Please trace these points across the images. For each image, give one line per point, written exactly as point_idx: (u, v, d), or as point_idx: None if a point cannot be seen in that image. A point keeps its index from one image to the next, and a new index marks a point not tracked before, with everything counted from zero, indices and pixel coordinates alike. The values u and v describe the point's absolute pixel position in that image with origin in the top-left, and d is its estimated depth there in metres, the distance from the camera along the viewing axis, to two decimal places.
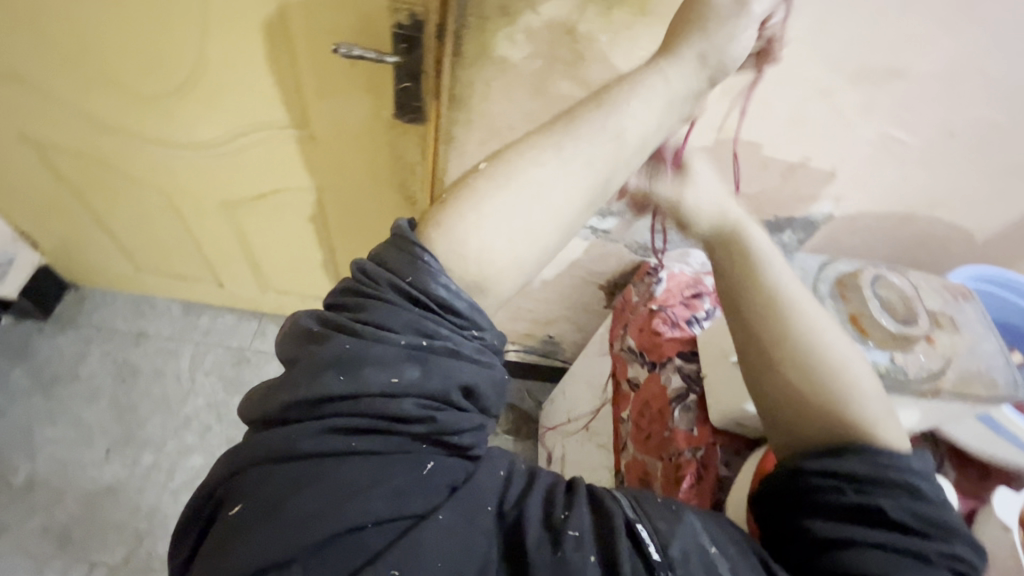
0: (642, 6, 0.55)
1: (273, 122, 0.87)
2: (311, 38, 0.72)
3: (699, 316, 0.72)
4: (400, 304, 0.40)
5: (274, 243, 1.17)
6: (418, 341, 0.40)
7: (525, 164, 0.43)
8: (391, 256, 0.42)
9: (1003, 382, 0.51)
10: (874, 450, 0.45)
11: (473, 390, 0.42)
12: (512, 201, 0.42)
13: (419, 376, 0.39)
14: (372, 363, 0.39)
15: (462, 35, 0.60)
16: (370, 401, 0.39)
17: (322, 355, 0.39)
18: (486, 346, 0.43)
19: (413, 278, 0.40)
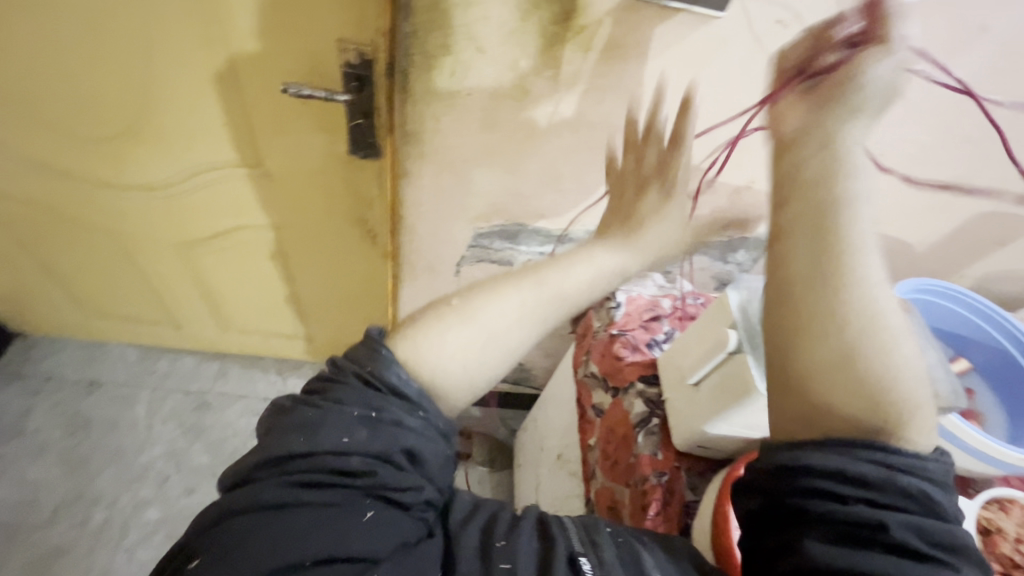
0: (581, 42, 0.57)
1: (225, 162, 0.86)
2: (260, 78, 0.72)
3: (659, 339, 0.73)
4: (358, 385, 0.44)
5: (233, 282, 1.14)
6: (368, 412, 0.43)
7: (486, 303, 0.51)
8: (357, 352, 0.47)
9: (946, 392, 0.53)
10: (883, 450, 0.41)
11: (420, 455, 0.43)
12: (465, 331, 0.49)
13: (366, 436, 0.42)
14: (327, 427, 0.42)
15: (408, 74, 0.60)
16: (322, 457, 0.41)
17: (286, 423, 0.43)
18: (434, 425, 0.45)
19: (372, 367, 0.45)
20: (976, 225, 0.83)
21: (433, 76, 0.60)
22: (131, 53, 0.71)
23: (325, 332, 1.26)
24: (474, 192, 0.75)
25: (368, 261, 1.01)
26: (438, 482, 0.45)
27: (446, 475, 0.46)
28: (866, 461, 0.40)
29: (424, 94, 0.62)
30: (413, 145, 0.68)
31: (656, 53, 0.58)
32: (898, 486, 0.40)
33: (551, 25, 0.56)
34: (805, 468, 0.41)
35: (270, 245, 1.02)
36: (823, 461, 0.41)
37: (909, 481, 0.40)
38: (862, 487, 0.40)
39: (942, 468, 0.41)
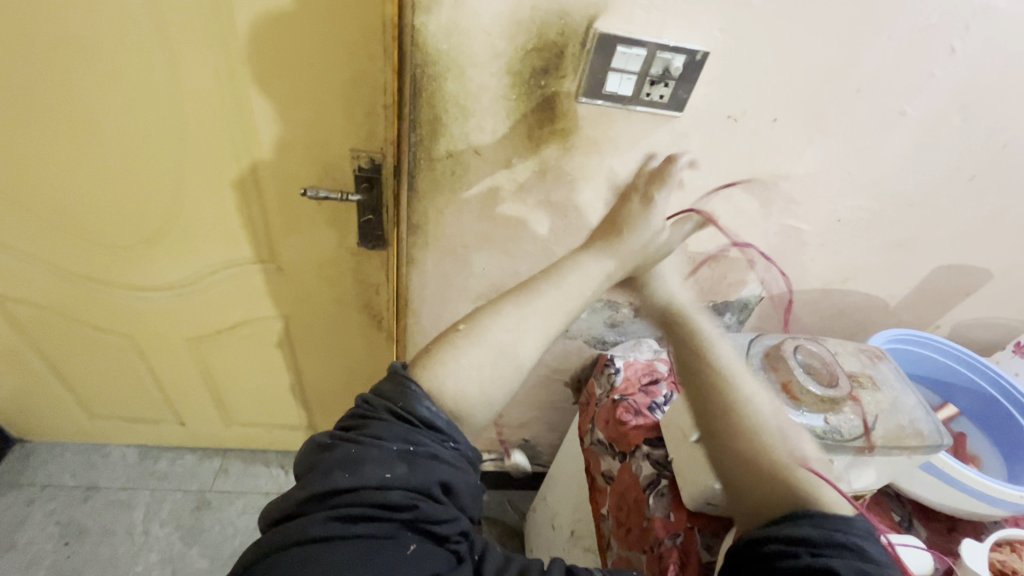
0: (564, 142, 0.67)
1: (242, 259, 0.92)
2: (280, 185, 0.80)
3: (660, 402, 0.75)
4: (394, 422, 0.49)
5: (239, 374, 1.16)
6: (406, 447, 0.47)
7: (491, 324, 0.54)
8: (387, 388, 0.51)
9: (929, 431, 0.56)
10: (819, 515, 0.44)
11: (452, 486, 0.48)
12: (479, 353, 0.53)
13: (406, 471, 0.46)
14: (371, 462, 0.45)
15: (415, 174, 0.68)
16: (367, 493, 0.44)
17: (331, 460, 0.47)
18: (461, 455, 0.50)
19: (403, 403, 0.49)
20: (937, 278, 0.90)
21: (436, 175, 0.69)
22: (165, 168, 0.80)
23: (328, 420, 1.27)
24: (475, 274, 0.82)
25: (374, 346, 1.06)
26: (467, 511, 0.50)
27: (474, 503, 0.51)
28: (808, 526, 0.43)
29: (428, 191, 0.70)
30: (418, 235, 0.76)
31: (629, 147, 0.68)
32: (843, 542, 0.42)
33: (537, 130, 0.65)
34: (763, 537, 0.44)
35: (279, 336, 1.07)
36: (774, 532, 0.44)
37: (849, 536, 0.43)
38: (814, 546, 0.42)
39: (865, 528, 0.44)
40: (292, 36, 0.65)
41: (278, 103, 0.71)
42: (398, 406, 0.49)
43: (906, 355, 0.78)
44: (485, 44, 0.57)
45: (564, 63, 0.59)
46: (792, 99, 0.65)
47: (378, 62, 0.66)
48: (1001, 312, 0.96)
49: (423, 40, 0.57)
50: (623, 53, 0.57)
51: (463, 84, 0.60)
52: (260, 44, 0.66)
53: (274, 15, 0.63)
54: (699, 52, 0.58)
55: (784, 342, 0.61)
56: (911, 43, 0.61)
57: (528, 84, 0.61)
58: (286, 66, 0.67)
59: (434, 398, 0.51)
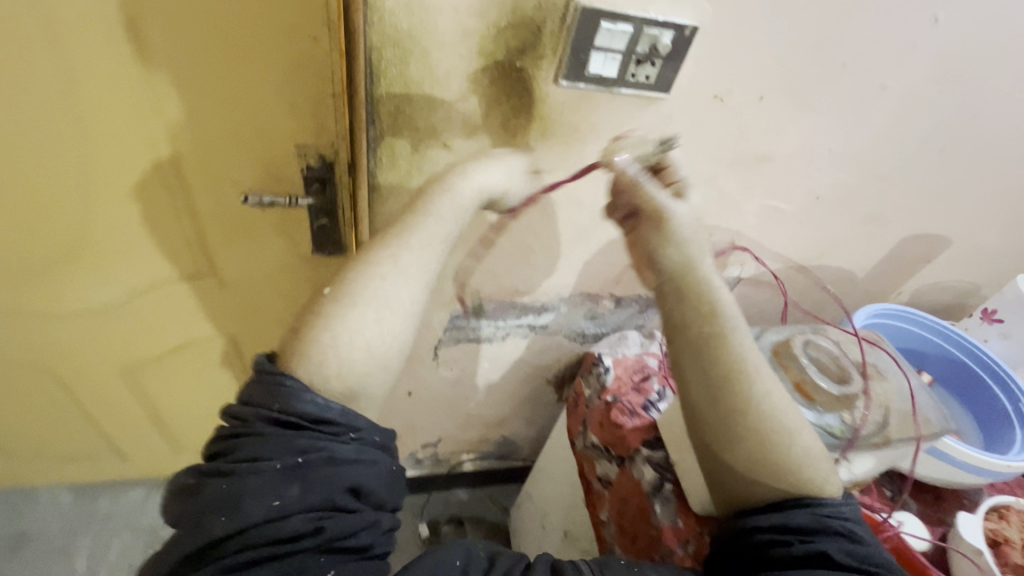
0: (542, 131, 0.60)
1: (177, 274, 0.80)
2: (214, 192, 0.69)
3: (654, 399, 0.72)
4: (273, 433, 0.45)
5: (184, 401, 1.04)
6: (293, 460, 0.45)
7: (366, 279, 0.51)
8: (254, 393, 0.47)
9: (934, 418, 0.57)
10: (814, 503, 0.50)
11: (359, 487, 0.47)
12: (363, 314, 0.49)
13: (298, 492, 0.44)
14: (258, 491, 0.43)
15: (377, 174, 0.60)
16: (257, 529, 0.43)
17: (209, 501, 0.44)
18: (365, 445, 0.48)
19: (279, 405, 0.46)
20: (902, 247, 0.92)
21: (401, 173, 0.61)
22: (68, 175, 0.66)
23: None
24: (448, 276, 0.76)
25: None
26: (384, 502, 0.49)
27: (390, 491, 0.50)
28: (802, 514, 0.49)
29: (393, 191, 0.62)
30: None
31: (613, 133, 0.62)
32: (832, 528, 0.49)
33: (512, 117, 0.58)
34: (756, 526, 0.50)
35: (227, 358, 0.95)
36: (769, 521, 0.49)
37: (838, 522, 0.49)
38: (805, 533, 0.48)
39: (851, 509, 0.51)
40: (216, 16, 0.54)
41: (205, 96, 0.60)
42: (273, 412, 0.46)
43: (888, 329, 0.79)
44: (451, 22, 0.49)
45: (542, 41, 0.52)
46: (779, 75, 0.61)
47: (324, 45, 0.57)
48: (956, 275, 1.00)
49: (379, 18, 0.48)
50: (608, 29, 0.51)
51: (428, 68, 0.52)
52: (175, 26, 0.54)
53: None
54: (689, 27, 0.53)
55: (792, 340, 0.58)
56: (899, 12, 0.58)
57: (502, 66, 0.53)
58: (211, 52, 0.56)
59: (316, 388, 0.47)
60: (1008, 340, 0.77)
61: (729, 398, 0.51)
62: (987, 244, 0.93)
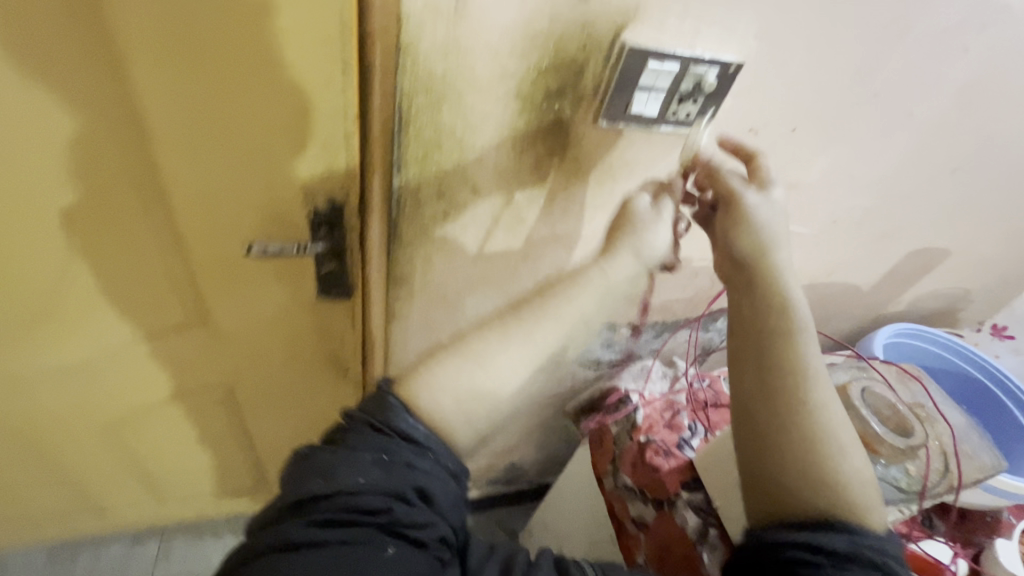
0: (575, 171, 0.57)
1: (165, 326, 0.73)
2: (209, 244, 0.62)
3: (687, 437, 0.71)
4: (370, 432, 0.44)
5: (171, 451, 0.96)
6: (382, 454, 0.43)
7: (480, 335, 0.49)
8: (364, 404, 0.47)
9: (988, 456, 0.59)
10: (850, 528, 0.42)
11: (432, 496, 0.43)
12: (465, 370, 0.47)
13: (382, 474, 0.42)
14: (346, 467, 0.41)
15: (400, 222, 0.55)
16: (340, 498, 0.40)
17: (304, 470, 0.42)
18: (445, 467, 0.45)
19: (382, 416, 0.45)
20: (906, 261, 0.93)
21: (424, 221, 0.56)
22: (41, 231, 0.59)
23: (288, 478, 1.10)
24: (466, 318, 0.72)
25: (342, 400, 0.89)
26: (451, 521, 0.45)
27: (458, 512, 0.46)
28: (838, 538, 0.41)
29: (414, 238, 0.58)
30: (401, 286, 0.64)
31: (646, 171, 0.59)
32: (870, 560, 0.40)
33: (546, 159, 0.54)
34: (783, 540, 0.42)
35: (220, 405, 0.88)
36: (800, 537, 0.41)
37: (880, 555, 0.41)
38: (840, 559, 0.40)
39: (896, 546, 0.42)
40: (214, 55, 0.46)
41: (200, 141, 0.52)
42: (375, 420, 0.45)
43: (908, 348, 0.80)
44: (490, 65, 0.45)
45: (583, 82, 0.49)
46: (814, 107, 0.59)
47: (338, 87, 0.50)
48: (952, 283, 1.02)
49: (412, 62, 0.43)
50: (654, 69, 0.48)
51: (461, 113, 0.48)
52: (168, 66, 0.47)
53: (186, 25, 0.45)
54: (734, 64, 0.50)
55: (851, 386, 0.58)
56: (932, 43, 0.57)
57: (539, 109, 0.49)
58: (207, 92, 0.49)
59: (417, 410, 0.45)
60: None
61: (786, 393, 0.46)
62: (984, 254, 0.96)
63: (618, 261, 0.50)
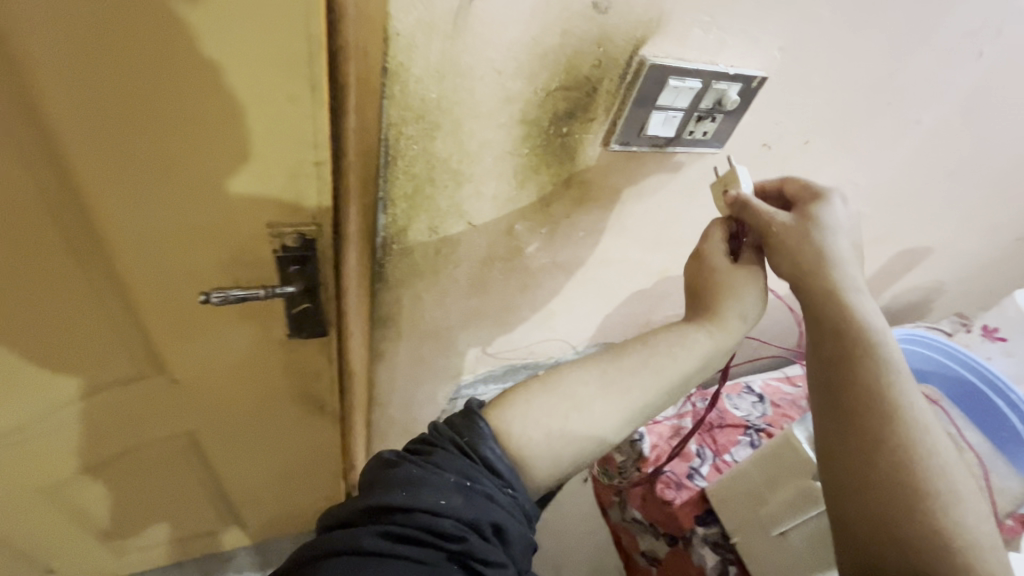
0: (580, 197, 0.51)
1: (111, 380, 0.63)
2: (158, 290, 0.53)
3: (696, 465, 0.68)
4: (455, 454, 0.42)
5: (128, 506, 0.86)
6: (464, 478, 0.40)
7: (569, 373, 0.47)
8: (453, 420, 0.45)
9: None
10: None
11: (507, 535, 0.40)
12: (551, 407, 0.45)
13: (460, 501, 0.39)
14: (427, 484, 0.39)
15: (387, 262, 0.49)
16: (417, 516, 0.38)
17: (389, 477, 0.41)
18: (522, 507, 0.42)
19: (468, 438, 0.42)
20: (895, 261, 0.92)
21: (414, 259, 0.50)
22: None
23: (262, 515, 1.02)
24: (457, 350, 0.66)
25: (321, 437, 0.82)
26: (520, 565, 0.41)
27: (528, 558, 0.42)
28: None
29: (403, 278, 0.51)
30: (387, 325, 0.57)
31: (654, 191, 0.54)
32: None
33: (551, 187, 0.48)
34: None
35: (183, 454, 0.79)
36: None
37: None
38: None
39: None
40: (151, 67, 0.37)
41: (138, 173, 0.43)
42: (461, 441, 0.42)
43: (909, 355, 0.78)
44: (493, 87, 0.38)
45: (595, 103, 0.43)
46: (829, 118, 0.55)
47: (306, 107, 0.41)
48: (932, 277, 1.02)
49: (401, 88, 0.36)
50: (675, 87, 0.43)
51: (459, 142, 0.41)
52: (88, 83, 0.37)
53: (110, 32, 0.35)
54: (757, 78, 0.46)
55: None
56: (950, 48, 0.54)
57: (545, 133, 0.43)
58: (158, 134, 0.40)
59: (500, 439, 0.43)
60: (1010, 358, 0.80)
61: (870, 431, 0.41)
62: (965, 249, 0.96)
63: (732, 326, 0.48)
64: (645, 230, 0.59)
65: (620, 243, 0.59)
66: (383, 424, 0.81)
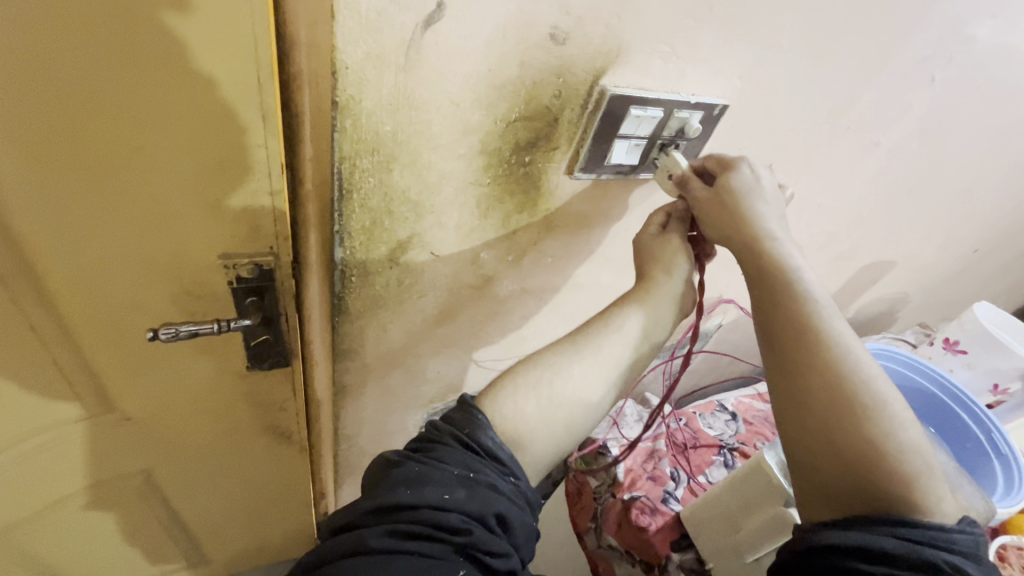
0: (546, 224, 0.50)
1: (55, 421, 0.59)
2: (104, 327, 0.49)
3: (672, 488, 0.68)
4: (456, 447, 0.40)
5: (82, 551, 0.81)
6: (467, 470, 0.39)
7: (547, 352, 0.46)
8: (451, 414, 0.43)
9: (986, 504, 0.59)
10: (905, 522, 0.35)
11: (512, 524, 0.39)
12: (533, 383, 0.44)
13: (464, 495, 0.37)
14: (432, 480, 0.38)
15: (347, 295, 0.47)
16: (423, 513, 0.36)
17: (393, 477, 0.39)
18: (523, 494, 0.41)
19: (468, 430, 0.41)
20: (860, 275, 0.94)
21: (376, 290, 0.48)
22: None
23: (228, 549, 0.98)
24: (427, 378, 0.64)
25: (288, 467, 0.79)
26: (524, 554, 0.40)
27: (530, 548, 0.41)
28: (889, 537, 0.34)
29: (366, 309, 0.49)
30: (351, 356, 0.55)
31: (622, 216, 0.54)
32: (933, 563, 0.33)
33: (516, 215, 0.47)
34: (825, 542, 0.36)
35: (141, 492, 0.75)
36: (844, 538, 0.35)
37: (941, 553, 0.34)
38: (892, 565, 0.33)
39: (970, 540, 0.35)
40: (84, 98, 0.34)
41: (74, 205, 0.39)
42: (461, 434, 0.41)
43: None
44: (450, 119, 0.37)
45: (557, 132, 0.42)
46: (793, 141, 0.56)
47: (257, 138, 0.39)
48: (895, 289, 1.05)
49: (353, 121, 0.35)
50: (637, 116, 0.43)
51: (417, 174, 0.40)
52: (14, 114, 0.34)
53: (35, 61, 0.32)
54: (718, 107, 0.46)
55: None
56: (905, 74, 0.55)
57: (507, 163, 0.42)
58: (101, 167, 0.38)
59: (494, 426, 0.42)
60: (971, 370, 0.83)
61: (805, 367, 0.39)
62: (926, 262, 0.99)
63: (666, 284, 0.47)
64: (615, 254, 0.58)
65: (590, 266, 0.59)
66: (353, 453, 0.79)
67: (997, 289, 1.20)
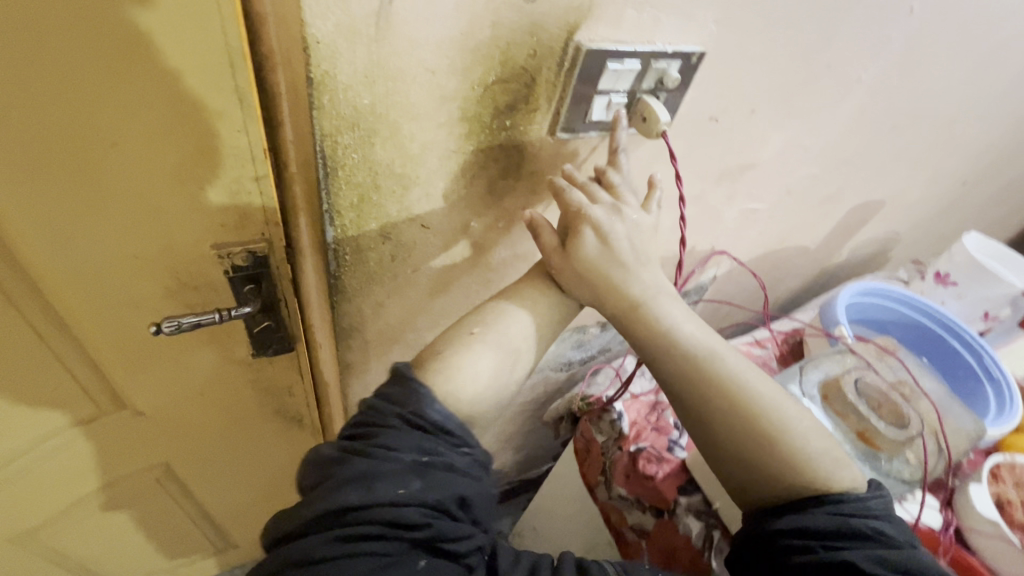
0: (533, 188, 0.50)
1: (72, 420, 0.60)
2: (106, 325, 0.50)
3: (675, 437, 0.70)
4: (403, 428, 0.39)
5: (113, 543, 0.83)
6: (419, 457, 0.39)
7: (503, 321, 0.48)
8: (391, 391, 0.42)
9: (970, 425, 0.63)
10: (834, 500, 0.42)
11: (467, 499, 0.40)
12: (486, 353, 0.45)
13: (420, 485, 0.38)
14: (381, 476, 0.37)
15: (342, 274, 0.47)
16: (377, 512, 0.36)
17: (339, 474, 0.38)
18: (478, 462, 0.42)
19: (413, 407, 0.40)
20: (850, 217, 0.94)
21: (370, 266, 0.48)
22: None
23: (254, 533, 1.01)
24: None
25: (303, 450, 0.81)
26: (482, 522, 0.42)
27: (489, 508, 0.43)
28: (824, 513, 0.41)
29: (361, 286, 0.50)
30: (351, 333, 0.56)
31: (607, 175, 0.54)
32: (858, 530, 0.40)
33: (501, 179, 0.47)
34: (772, 530, 0.42)
35: (162, 483, 0.77)
36: (789, 522, 0.41)
37: (863, 522, 0.41)
38: (827, 538, 0.40)
39: (881, 503, 0.43)
40: (49, 93, 0.34)
41: (58, 203, 0.39)
42: (406, 412, 0.40)
43: (876, 306, 0.81)
44: (427, 88, 0.37)
45: (536, 94, 0.42)
46: (774, 85, 0.56)
47: (238, 122, 0.39)
48: (887, 229, 1.06)
49: (330, 97, 0.35)
50: (614, 70, 0.42)
51: (399, 146, 0.40)
52: None
53: None
54: (696, 54, 0.46)
55: (843, 377, 0.63)
56: (884, 6, 0.55)
57: (488, 128, 0.42)
58: (85, 165, 0.38)
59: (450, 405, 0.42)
60: (961, 300, 0.85)
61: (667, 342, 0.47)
62: (915, 199, 0.99)
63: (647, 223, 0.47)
64: None
65: None
66: None
67: (985, 221, 1.21)
